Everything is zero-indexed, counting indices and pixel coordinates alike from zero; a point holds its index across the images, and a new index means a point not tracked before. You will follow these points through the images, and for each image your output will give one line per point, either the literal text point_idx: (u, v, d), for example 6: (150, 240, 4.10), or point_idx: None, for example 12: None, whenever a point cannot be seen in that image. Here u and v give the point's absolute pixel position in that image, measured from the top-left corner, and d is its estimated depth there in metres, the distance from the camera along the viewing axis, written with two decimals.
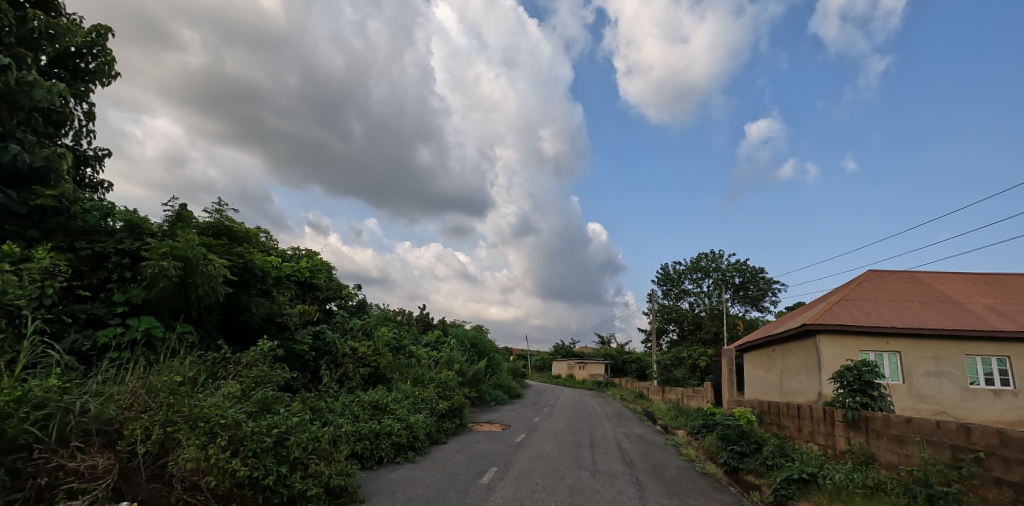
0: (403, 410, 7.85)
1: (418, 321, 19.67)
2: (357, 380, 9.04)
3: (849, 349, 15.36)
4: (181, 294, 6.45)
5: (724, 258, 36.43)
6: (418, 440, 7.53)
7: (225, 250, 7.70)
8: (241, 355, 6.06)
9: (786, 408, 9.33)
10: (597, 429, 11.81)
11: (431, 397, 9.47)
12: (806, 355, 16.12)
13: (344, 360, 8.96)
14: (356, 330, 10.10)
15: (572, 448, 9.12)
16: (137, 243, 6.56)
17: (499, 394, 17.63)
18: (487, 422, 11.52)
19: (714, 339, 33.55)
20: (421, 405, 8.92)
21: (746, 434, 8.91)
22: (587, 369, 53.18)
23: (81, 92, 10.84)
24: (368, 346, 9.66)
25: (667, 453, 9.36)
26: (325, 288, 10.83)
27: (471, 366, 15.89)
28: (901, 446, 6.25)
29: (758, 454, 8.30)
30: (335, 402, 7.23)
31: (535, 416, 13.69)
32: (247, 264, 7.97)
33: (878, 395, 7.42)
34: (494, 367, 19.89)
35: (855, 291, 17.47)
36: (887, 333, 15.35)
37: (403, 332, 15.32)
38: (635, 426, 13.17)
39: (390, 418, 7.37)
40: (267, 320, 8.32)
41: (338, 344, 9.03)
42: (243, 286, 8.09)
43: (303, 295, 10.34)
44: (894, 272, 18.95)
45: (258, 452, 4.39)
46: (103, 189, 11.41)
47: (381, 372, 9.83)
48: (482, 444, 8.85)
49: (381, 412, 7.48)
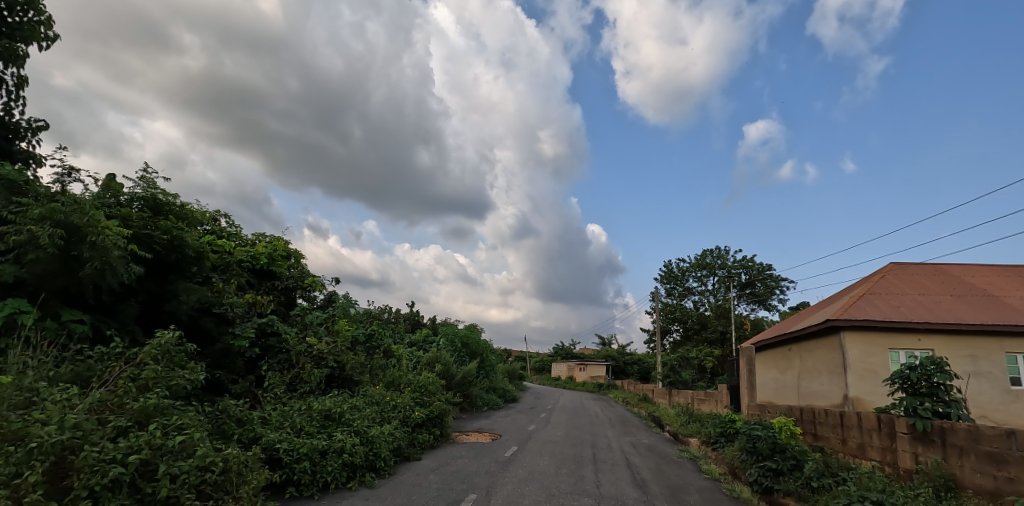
0: (366, 420, 6.40)
1: (405, 320, 18.19)
2: (315, 384, 7.60)
3: (877, 348, 13.89)
4: (65, 272, 5.03)
5: (730, 255, 35.01)
6: (381, 459, 6.05)
7: (144, 223, 6.27)
8: (136, 351, 4.62)
9: (828, 416, 7.83)
10: (600, 439, 10.34)
11: (406, 403, 8.00)
12: (828, 355, 14.66)
13: (299, 359, 7.51)
14: (320, 325, 8.62)
15: (571, 465, 7.64)
16: (9, 206, 5.09)
17: (493, 398, 16.16)
18: (475, 432, 10.07)
19: (720, 339, 32.13)
20: (391, 413, 7.47)
21: (781, 448, 7.41)
22: (587, 371, 51.75)
23: (6, 50, 9.39)
24: (331, 342, 8.18)
25: (684, 471, 7.86)
26: (286, 277, 9.37)
27: (460, 368, 14.41)
28: (997, 467, 4.87)
29: (798, 473, 6.79)
30: (276, 411, 5.78)
31: (530, 424, 12.21)
32: (175, 243, 6.52)
33: (952, 400, 5.99)
34: (488, 368, 18.39)
35: (879, 284, 15.99)
36: (920, 329, 13.89)
37: (384, 330, 13.87)
38: (643, 434, 11.70)
39: (345, 430, 5.95)
40: (201, 311, 6.87)
41: (292, 341, 7.58)
42: (171, 268, 6.65)
43: (257, 283, 8.85)
44: (919, 265, 17.49)
45: (98, 494, 3.01)
46: (34, 164, 9.93)
47: (348, 373, 8.36)
48: (463, 461, 7.33)
49: (334, 423, 6.04)
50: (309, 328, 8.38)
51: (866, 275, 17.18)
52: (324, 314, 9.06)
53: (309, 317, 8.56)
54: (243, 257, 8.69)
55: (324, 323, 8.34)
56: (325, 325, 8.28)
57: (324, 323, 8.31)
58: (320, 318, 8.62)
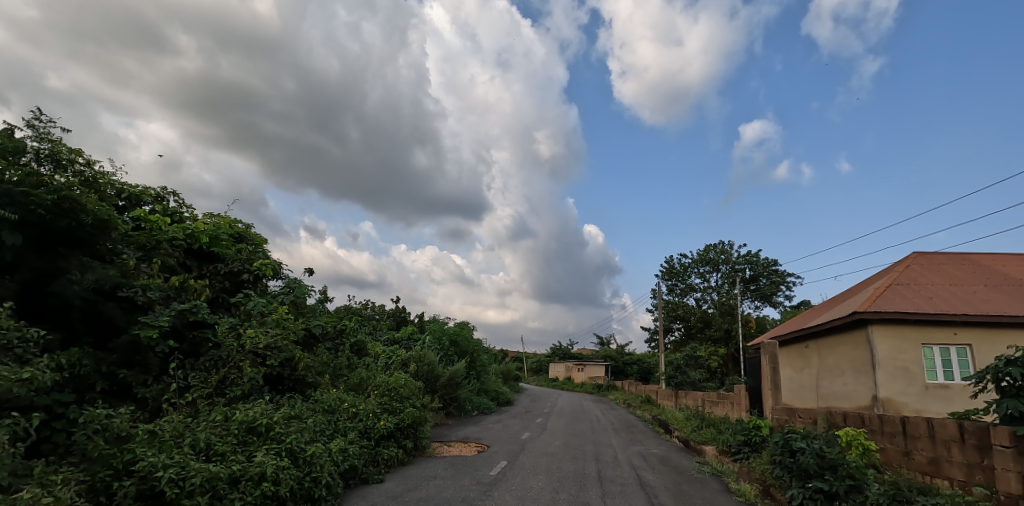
0: (305, 433, 4.97)
1: (389, 317, 16.69)
2: (252, 387, 6.13)
3: (908, 343, 12.51)
4: None
5: (735, 250, 33.57)
6: (321, 486, 4.64)
7: (22, 180, 4.87)
8: None
9: (883, 423, 6.45)
10: (603, 449, 8.93)
11: (369, 411, 6.55)
12: (853, 351, 13.28)
13: (233, 354, 6.04)
14: (267, 311, 7.12)
15: (572, 485, 6.21)
16: None
17: (483, 402, 14.70)
18: (459, 443, 8.62)
19: (725, 337, 30.77)
20: (347, 424, 6.05)
21: (832, 464, 5.97)
22: (586, 372, 50.31)
23: None
24: (278, 334, 6.69)
25: (709, 491, 6.44)
26: (233, 259, 7.86)
27: (446, 369, 12.95)
28: None
29: (857, 495, 5.39)
30: (177, 425, 4.40)
31: (523, 431, 10.74)
32: (65, 206, 5.05)
33: None
34: (480, 369, 16.95)
35: (905, 274, 14.61)
36: (956, 322, 12.48)
37: (360, 328, 12.40)
38: (651, 441, 10.31)
39: (272, 448, 4.53)
40: (102, 295, 5.48)
41: (224, 333, 6.12)
42: (61, 239, 5.19)
43: (191, 265, 7.32)
44: (947, 254, 16.11)
45: None
46: None
47: (301, 374, 6.89)
48: (438, 483, 5.84)
49: (258, 438, 4.64)
50: (248, 318, 6.83)
51: (889, 266, 15.79)
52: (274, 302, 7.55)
53: (252, 304, 7.02)
54: (177, 234, 7.21)
55: (269, 311, 6.84)
56: (270, 315, 6.79)
57: (271, 313, 6.81)
58: (267, 305, 7.11)
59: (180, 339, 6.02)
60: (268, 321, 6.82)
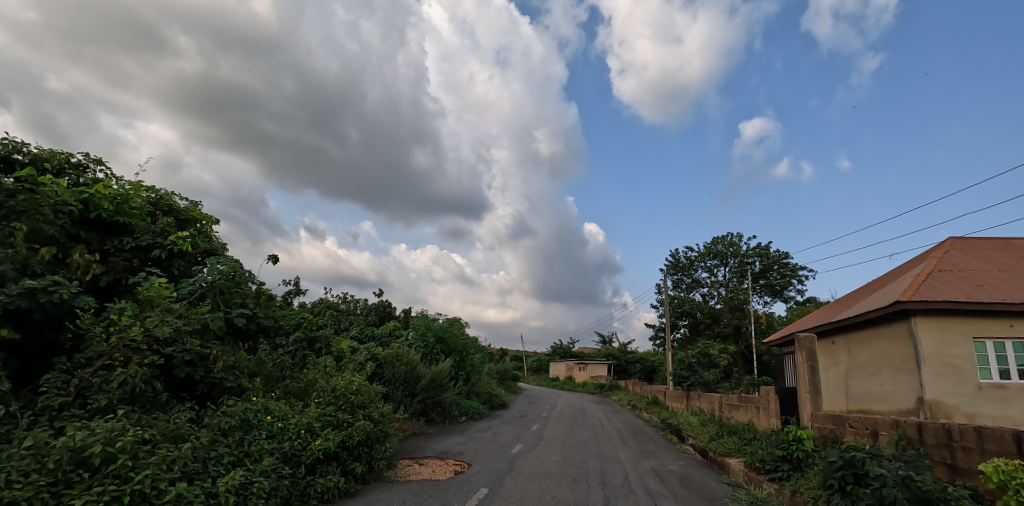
0: (176, 464, 3.43)
1: (371, 312, 15.08)
2: (137, 389, 4.51)
3: (957, 336, 10.92)
4: None
5: (743, 242, 31.91)
6: None
7: None
8: None
9: (986, 440, 4.88)
10: (610, 466, 7.38)
11: (301, 427, 4.94)
12: (891, 346, 11.72)
13: (106, 349, 4.32)
14: (173, 291, 5.41)
15: None
16: None
17: (473, 406, 13.13)
18: (435, 461, 7.04)
19: (734, 334, 29.21)
20: (266, 445, 4.49)
21: (927, 498, 4.43)
22: (587, 371, 48.54)
23: None
24: (176, 318, 4.94)
25: None
26: (144, 232, 6.19)
27: (429, 369, 11.36)
28: None
29: None
30: None
31: (516, 442, 9.14)
32: None
33: None
34: (472, 369, 15.36)
35: (945, 260, 13.00)
36: (1014, 312, 10.85)
37: (329, 325, 10.82)
38: (666, 454, 8.75)
39: (105, 493, 2.99)
40: None
41: (89, 318, 4.41)
42: None
43: (88, 239, 5.74)
44: (989, 238, 14.49)
45: None
46: None
47: (218, 377, 5.30)
48: None
49: (90, 477, 3.09)
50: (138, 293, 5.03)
51: (925, 251, 14.17)
52: (191, 282, 5.79)
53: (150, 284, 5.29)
54: (67, 198, 5.53)
55: (157, 288, 4.92)
56: (159, 293, 4.87)
57: (158, 290, 4.92)
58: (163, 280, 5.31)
59: (51, 330, 4.55)
60: (164, 300, 5.02)
